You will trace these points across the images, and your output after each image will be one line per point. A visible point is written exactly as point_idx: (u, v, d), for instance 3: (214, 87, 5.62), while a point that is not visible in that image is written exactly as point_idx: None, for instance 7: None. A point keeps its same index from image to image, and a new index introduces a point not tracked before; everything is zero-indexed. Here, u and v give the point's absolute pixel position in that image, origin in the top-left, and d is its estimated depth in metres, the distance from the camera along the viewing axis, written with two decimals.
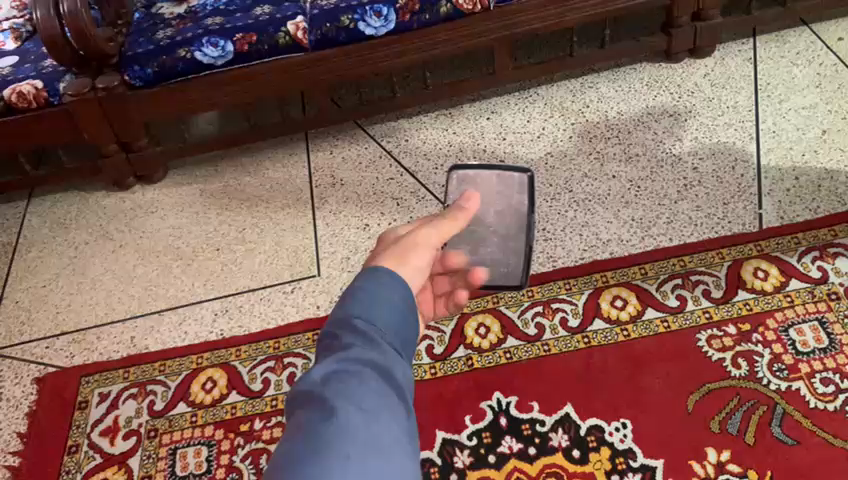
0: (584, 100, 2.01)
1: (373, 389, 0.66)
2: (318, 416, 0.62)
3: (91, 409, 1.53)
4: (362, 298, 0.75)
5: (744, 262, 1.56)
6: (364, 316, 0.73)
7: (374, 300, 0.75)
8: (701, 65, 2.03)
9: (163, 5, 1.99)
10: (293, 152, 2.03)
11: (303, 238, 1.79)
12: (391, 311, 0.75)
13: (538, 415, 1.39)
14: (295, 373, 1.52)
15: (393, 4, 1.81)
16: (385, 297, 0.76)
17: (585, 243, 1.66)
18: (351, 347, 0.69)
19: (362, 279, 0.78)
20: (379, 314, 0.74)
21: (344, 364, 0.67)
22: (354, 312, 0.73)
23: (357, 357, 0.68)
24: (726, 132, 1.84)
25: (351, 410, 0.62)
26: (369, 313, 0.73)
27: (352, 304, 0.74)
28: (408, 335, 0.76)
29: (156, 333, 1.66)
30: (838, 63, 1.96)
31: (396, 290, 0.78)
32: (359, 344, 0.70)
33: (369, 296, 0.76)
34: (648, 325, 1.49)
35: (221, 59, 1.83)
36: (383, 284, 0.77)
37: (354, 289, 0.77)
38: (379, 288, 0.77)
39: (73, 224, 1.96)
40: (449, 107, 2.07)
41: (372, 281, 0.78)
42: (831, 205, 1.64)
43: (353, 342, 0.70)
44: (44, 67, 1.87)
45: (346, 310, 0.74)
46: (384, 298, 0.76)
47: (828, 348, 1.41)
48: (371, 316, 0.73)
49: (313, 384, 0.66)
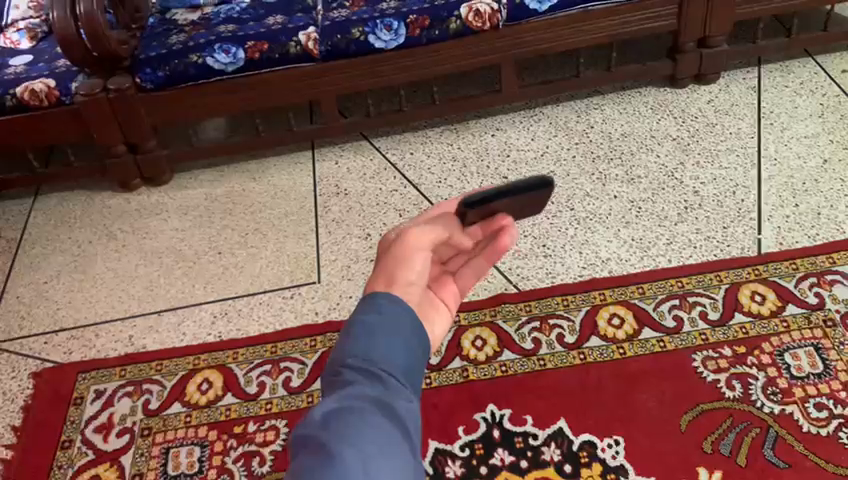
0: (589, 121, 2.03)
1: (375, 423, 0.61)
2: (314, 459, 0.57)
3: (86, 405, 1.54)
4: (361, 334, 0.69)
5: (741, 286, 1.57)
6: (366, 353, 0.67)
7: (374, 335, 0.69)
8: (706, 91, 2.06)
9: (177, 11, 2.01)
10: (298, 161, 2.05)
11: (304, 245, 1.81)
12: (394, 346, 0.69)
13: (531, 429, 1.39)
14: (291, 378, 1.52)
15: (404, 18, 1.85)
16: (386, 326, 0.70)
17: (585, 260, 1.67)
18: (352, 386, 0.64)
19: (361, 313, 0.72)
20: (380, 347, 0.68)
21: (345, 401, 0.62)
22: (354, 349, 0.68)
23: (359, 394, 0.63)
24: (728, 158, 1.86)
25: (348, 451, 0.57)
26: (368, 351, 0.67)
27: (351, 340, 0.69)
28: (412, 364, 0.69)
29: (155, 333, 1.67)
30: (841, 94, 1.99)
31: (400, 323, 0.71)
32: (362, 382, 0.65)
33: (367, 331, 0.69)
34: (644, 344, 1.49)
35: (232, 66, 1.86)
36: (382, 313, 0.71)
37: (352, 324, 0.70)
38: (380, 318, 0.71)
39: (77, 222, 1.97)
40: (455, 123, 2.09)
41: (372, 314, 0.71)
42: (829, 232, 1.65)
43: (356, 381, 0.65)
44: (57, 67, 1.90)
45: (347, 343, 0.69)
46: (385, 333, 0.69)
47: (823, 374, 1.42)
48: (373, 347, 0.68)
49: (314, 423, 0.61)
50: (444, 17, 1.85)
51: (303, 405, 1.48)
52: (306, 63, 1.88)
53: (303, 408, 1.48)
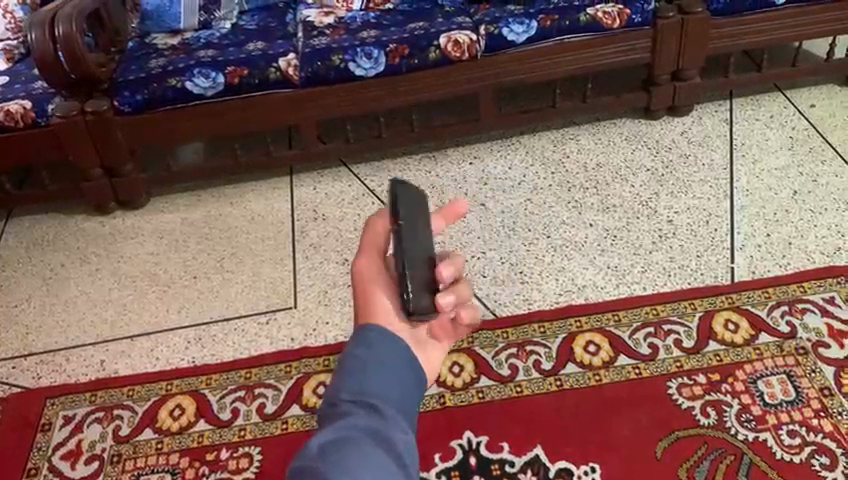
0: (565, 150, 2.06)
1: (370, 462, 0.57)
2: None
3: (54, 432, 1.50)
4: (355, 365, 0.64)
5: (715, 313, 1.58)
6: (360, 385, 0.63)
7: (369, 366, 0.64)
8: (679, 123, 2.10)
9: (157, 35, 2.01)
10: (277, 186, 2.05)
11: (281, 270, 1.80)
12: (390, 376, 0.64)
13: (508, 456, 1.38)
14: (265, 404, 1.51)
15: (384, 47, 1.87)
16: (381, 355, 0.65)
17: (561, 287, 1.68)
18: (346, 422, 0.60)
19: (354, 342, 0.67)
20: (373, 379, 0.63)
21: (339, 438, 0.59)
22: (347, 381, 0.63)
23: (353, 431, 0.59)
24: (701, 188, 1.89)
25: None
26: (362, 383, 0.63)
27: (345, 372, 0.64)
28: (408, 392, 0.65)
29: (127, 358, 1.64)
30: (810, 128, 2.04)
31: (398, 352, 0.66)
32: (357, 416, 0.61)
33: (360, 363, 0.64)
34: (620, 370, 1.50)
35: (212, 90, 1.86)
36: (377, 342, 0.66)
37: (346, 353, 0.66)
38: (374, 347, 0.66)
39: (50, 245, 1.95)
40: (433, 150, 2.11)
41: (364, 344, 0.66)
42: (800, 261, 1.68)
43: (350, 416, 0.61)
44: (34, 88, 1.89)
45: (341, 374, 0.64)
46: (380, 363, 0.65)
47: (795, 401, 1.43)
48: (367, 379, 0.63)
49: (308, 463, 0.58)
50: (423, 46, 1.88)
51: (277, 431, 1.46)
52: (286, 89, 1.89)
53: (278, 435, 1.46)
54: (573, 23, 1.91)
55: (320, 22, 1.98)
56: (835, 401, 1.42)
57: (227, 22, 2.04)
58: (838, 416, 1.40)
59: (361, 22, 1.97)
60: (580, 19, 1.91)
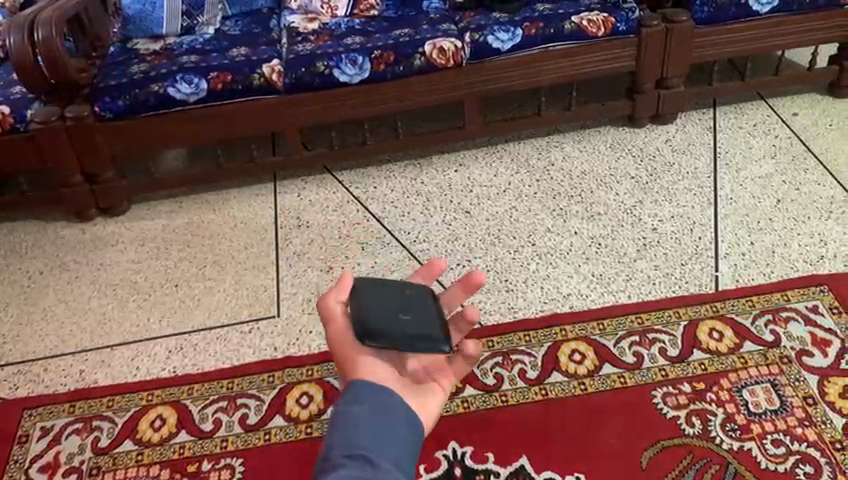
0: (549, 158, 2.05)
1: None
2: None
3: (31, 444, 1.47)
4: (349, 418, 0.67)
5: (699, 322, 1.58)
6: (353, 436, 0.65)
7: (360, 420, 0.67)
8: (663, 131, 2.10)
9: (139, 41, 1.99)
10: (260, 193, 2.03)
11: (264, 278, 1.78)
12: (379, 426, 0.67)
13: (493, 466, 1.37)
14: (248, 415, 1.49)
15: (369, 53, 1.86)
16: (372, 407, 0.69)
17: (547, 295, 1.68)
18: (338, 473, 0.62)
19: (345, 398, 0.70)
20: (366, 430, 0.66)
21: None
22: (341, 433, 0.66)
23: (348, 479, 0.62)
24: (686, 196, 1.90)
25: None
26: (355, 433, 0.66)
27: (338, 426, 0.67)
28: (402, 442, 0.67)
29: (107, 367, 1.62)
30: (793, 136, 2.05)
31: (386, 404, 0.69)
32: (349, 467, 0.63)
33: (351, 418, 0.67)
34: (605, 379, 1.50)
35: (194, 96, 1.84)
36: (368, 397, 0.70)
37: (341, 409, 0.69)
38: (367, 401, 0.69)
39: (28, 252, 1.91)
40: (419, 157, 2.10)
41: (356, 399, 0.70)
42: (783, 270, 1.69)
43: (343, 468, 0.63)
44: (13, 93, 1.87)
45: (335, 429, 0.67)
46: (370, 417, 0.68)
47: (780, 410, 1.43)
48: (359, 430, 0.66)
49: None
50: (408, 54, 1.87)
51: (259, 442, 1.44)
52: (269, 95, 1.87)
53: (259, 446, 1.43)
54: (558, 31, 1.91)
55: (304, 28, 1.97)
56: (819, 410, 1.42)
57: (210, 28, 2.02)
58: (822, 425, 1.40)
59: (346, 28, 1.96)
60: (565, 27, 1.91)
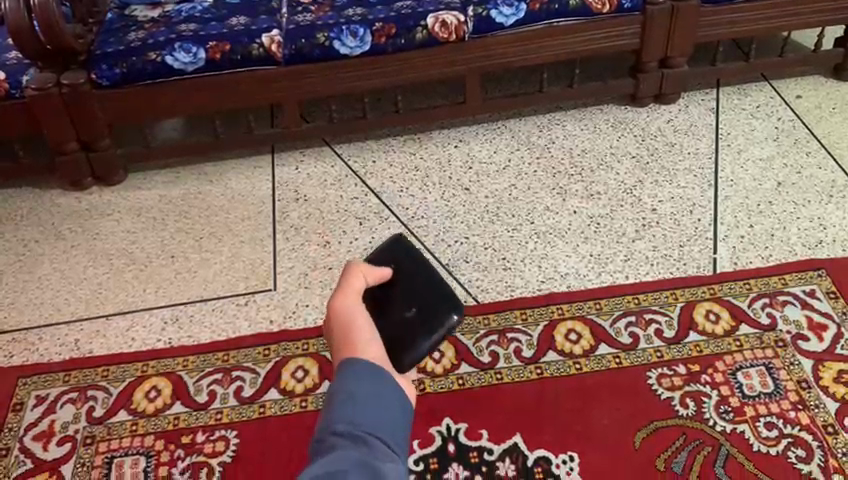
0: (550, 135, 2.04)
1: None
2: None
3: (25, 412, 1.47)
4: (344, 399, 0.67)
5: (697, 304, 1.58)
6: (349, 417, 0.65)
7: (355, 401, 0.67)
8: (666, 111, 2.08)
9: (136, 7, 1.95)
10: (258, 165, 2.01)
11: (261, 251, 1.77)
12: (374, 409, 0.67)
13: (487, 444, 1.38)
14: (243, 387, 1.49)
15: (370, 25, 1.83)
16: (367, 389, 0.68)
17: (544, 274, 1.67)
18: (335, 454, 0.62)
19: (340, 379, 0.70)
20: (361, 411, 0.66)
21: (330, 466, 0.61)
22: (336, 416, 0.66)
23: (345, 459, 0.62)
24: (686, 178, 1.88)
25: None
26: (351, 413, 0.66)
27: (335, 408, 0.66)
28: (396, 423, 0.67)
29: (101, 337, 1.61)
30: (796, 119, 2.03)
31: (382, 385, 0.69)
32: (345, 447, 0.63)
33: (345, 399, 0.67)
34: (600, 360, 1.50)
35: (192, 66, 1.82)
36: (363, 378, 0.69)
37: (337, 389, 0.69)
38: (362, 383, 0.69)
39: (23, 220, 1.90)
40: (418, 132, 2.08)
41: (351, 380, 0.69)
42: (782, 254, 1.68)
43: (338, 450, 0.63)
44: (7, 58, 1.84)
45: (331, 408, 0.67)
46: (366, 397, 0.68)
47: (773, 393, 1.44)
48: (355, 412, 0.66)
49: None
50: (410, 26, 1.85)
51: (254, 415, 1.44)
52: (268, 66, 1.85)
53: (254, 419, 1.44)
54: (563, 6, 1.89)
55: None
56: (812, 394, 1.43)
57: None
58: (815, 409, 1.40)
59: None
60: (570, 3, 1.88)
